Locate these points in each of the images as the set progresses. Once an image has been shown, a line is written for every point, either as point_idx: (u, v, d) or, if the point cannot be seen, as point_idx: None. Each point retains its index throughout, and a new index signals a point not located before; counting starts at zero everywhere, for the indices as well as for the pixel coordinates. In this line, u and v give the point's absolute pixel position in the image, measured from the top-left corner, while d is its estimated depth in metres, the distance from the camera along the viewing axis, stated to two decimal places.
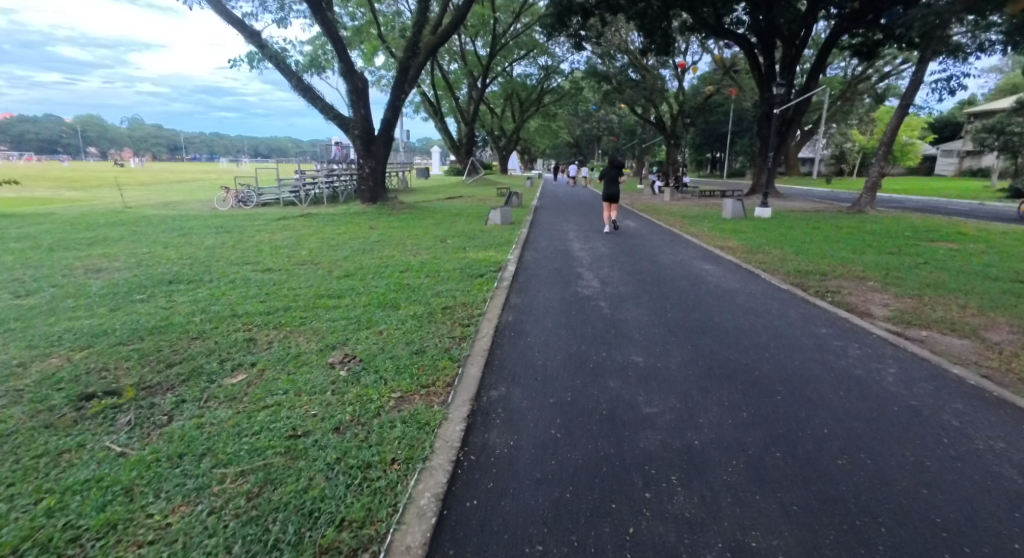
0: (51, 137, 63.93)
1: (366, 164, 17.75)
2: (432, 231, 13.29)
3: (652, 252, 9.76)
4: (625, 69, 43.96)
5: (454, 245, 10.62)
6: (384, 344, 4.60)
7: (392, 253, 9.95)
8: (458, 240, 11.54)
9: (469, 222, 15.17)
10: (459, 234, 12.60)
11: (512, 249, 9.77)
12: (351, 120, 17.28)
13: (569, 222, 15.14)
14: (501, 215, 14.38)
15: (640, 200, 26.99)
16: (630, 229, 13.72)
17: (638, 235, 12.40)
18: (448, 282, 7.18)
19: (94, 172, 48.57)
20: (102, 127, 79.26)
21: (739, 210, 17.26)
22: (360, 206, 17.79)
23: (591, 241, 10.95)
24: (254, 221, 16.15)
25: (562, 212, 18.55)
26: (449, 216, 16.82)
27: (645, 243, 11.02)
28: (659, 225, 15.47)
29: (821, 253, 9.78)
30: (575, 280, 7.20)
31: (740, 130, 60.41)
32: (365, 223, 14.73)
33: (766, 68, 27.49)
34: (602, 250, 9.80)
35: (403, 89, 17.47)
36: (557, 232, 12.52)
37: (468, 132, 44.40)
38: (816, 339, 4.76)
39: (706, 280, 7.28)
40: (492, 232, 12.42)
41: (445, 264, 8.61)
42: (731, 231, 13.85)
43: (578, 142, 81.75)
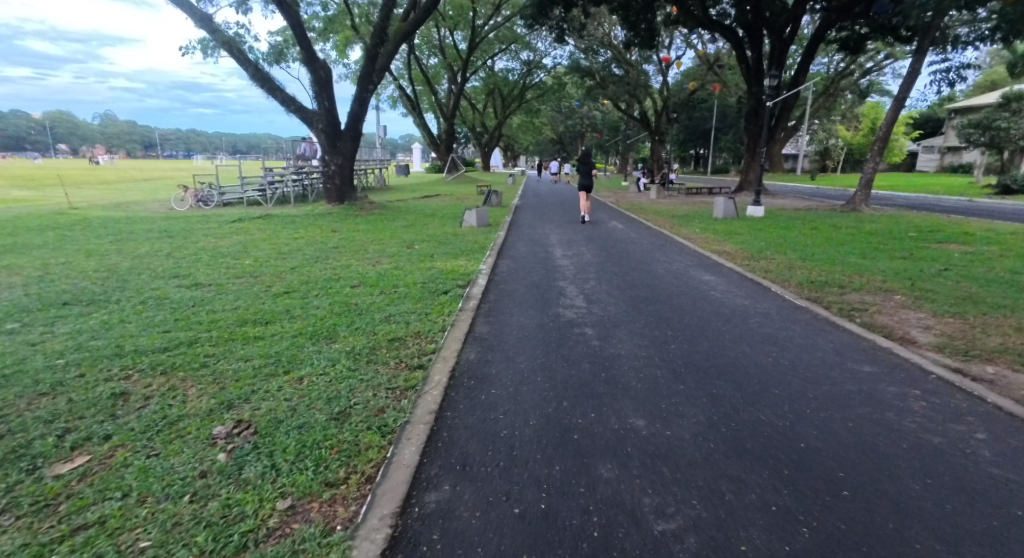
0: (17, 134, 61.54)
1: (331, 161, 16.41)
2: (402, 234, 12.11)
3: (643, 260, 8.68)
4: (608, 65, 43.01)
5: (421, 253, 9.43)
6: (296, 403, 3.41)
7: (349, 262, 8.75)
8: (427, 246, 10.38)
9: (443, 224, 14.01)
10: (430, 238, 11.43)
11: (485, 257, 8.60)
12: (315, 113, 15.93)
13: (552, 224, 14.03)
14: (478, 217, 13.24)
15: (626, 198, 26.06)
16: (617, 232, 12.68)
17: (626, 239, 11.36)
18: (405, 301, 6.00)
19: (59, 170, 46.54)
20: (73, 123, 76.67)
21: (731, 210, 16.39)
22: (326, 207, 16.47)
23: (575, 247, 9.86)
24: (208, 223, 14.78)
25: (544, 212, 17.47)
26: (423, 217, 15.64)
27: (635, 248, 9.96)
28: (648, 226, 14.47)
29: (829, 259, 8.82)
30: (555, 298, 6.08)
31: (724, 126, 59.97)
32: (329, 226, 13.48)
33: (754, 61, 26.50)
34: (587, 259, 8.70)
35: (371, 80, 16.19)
36: (538, 236, 11.37)
37: (448, 128, 43.01)
38: (861, 383, 3.70)
39: (708, 297, 6.23)
40: (466, 236, 11.27)
41: (406, 276, 7.43)
42: (725, 233, 12.92)
43: (561, 138, 80.75)
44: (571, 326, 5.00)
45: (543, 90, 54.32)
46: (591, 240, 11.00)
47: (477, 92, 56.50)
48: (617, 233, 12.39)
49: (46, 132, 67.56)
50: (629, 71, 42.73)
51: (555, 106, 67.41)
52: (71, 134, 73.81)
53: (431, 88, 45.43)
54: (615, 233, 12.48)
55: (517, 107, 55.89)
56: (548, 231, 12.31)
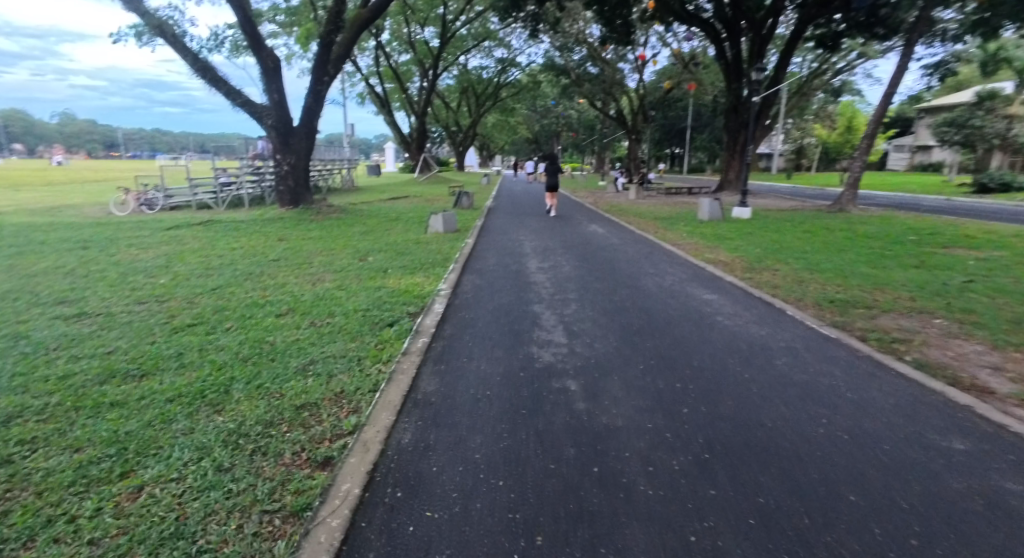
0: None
1: (283, 160, 14.89)
2: (359, 243, 10.76)
3: (630, 274, 7.54)
4: (583, 63, 42.10)
5: (375, 266, 8.14)
6: (105, 549, 2.09)
7: (286, 280, 7.38)
8: (382, 257, 9.06)
9: (407, 230, 12.69)
10: (388, 247, 10.12)
11: (447, 272, 7.33)
12: (264, 108, 14.41)
13: (526, 228, 12.81)
14: (444, 221, 11.96)
15: (604, 199, 25.07)
16: (596, 236, 11.56)
17: (608, 245, 10.23)
18: (338, 339, 4.70)
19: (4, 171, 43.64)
20: (27, 122, 72.76)
21: (716, 211, 15.46)
22: (277, 211, 14.95)
23: (552, 258, 8.66)
24: (141, 229, 13.18)
25: (519, 214, 16.26)
26: (387, 222, 14.30)
27: (619, 257, 8.85)
28: (630, 230, 13.42)
29: (837, 269, 7.83)
30: (528, 330, 4.86)
31: (699, 125, 59.76)
32: (277, 233, 12.04)
33: (732, 58, 25.75)
34: (566, 273, 7.51)
35: (327, 72, 14.75)
36: (510, 244, 10.16)
37: (419, 127, 41.46)
38: (967, 479, 2.55)
39: (713, 325, 5.11)
40: (428, 245, 10.02)
41: (347, 300, 6.11)
42: (714, 237, 11.93)
43: (537, 137, 79.78)
44: (549, 377, 3.78)
45: (518, 88, 53.18)
46: (569, 247, 9.83)
47: (450, 90, 55.01)
48: (597, 238, 11.27)
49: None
50: (605, 70, 41.92)
51: (531, 104, 66.30)
52: (27, 133, 69.40)
53: (401, 85, 43.78)
54: (595, 237, 11.38)
55: (492, 105, 54.61)
56: (523, 236, 11.17)
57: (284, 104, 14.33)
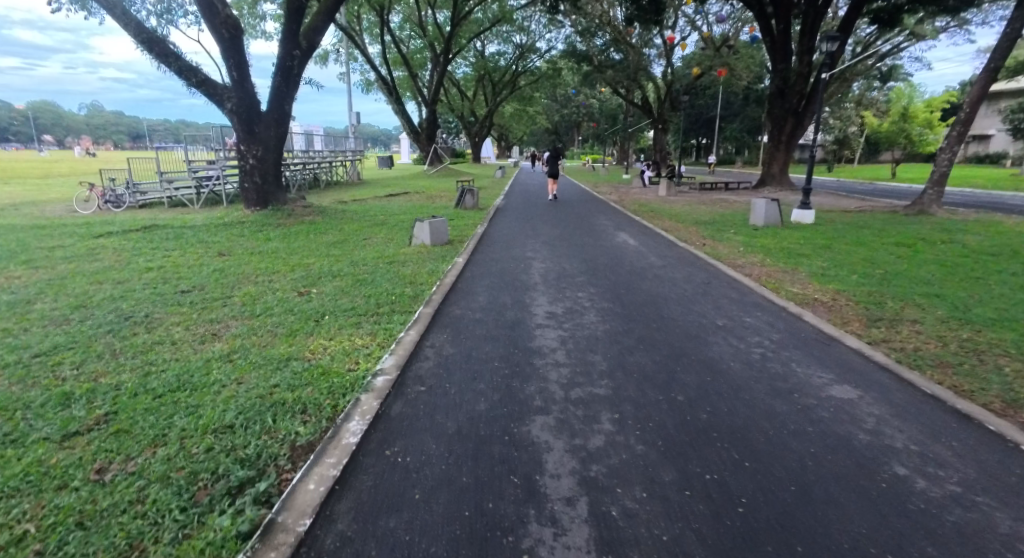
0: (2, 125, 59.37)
1: (249, 153, 12.50)
2: (316, 260, 8.32)
3: (687, 329, 4.90)
4: (606, 48, 39.22)
5: (311, 308, 5.64)
6: None
7: (165, 335, 4.90)
8: (333, 288, 6.56)
9: (390, 239, 10.25)
10: (351, 268, 7.63)
11: (405, 329, 4.78)
12: (224, 89, 12.00)
13: (537, 238, 10.23)
14: (432, 231, 9.43)
15: (630, 195, 22.28)
16: (626, 251, 8.92)
17: (646, 269, 7.59)
18: (89, 553, 2.11)
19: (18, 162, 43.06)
20: (57, 113, 72.82)
21: (773, 214, 12.68)
22: (242, 213, 12.62)
23: (566, 295, 6.08)
24: (72, 235, 10.93)
25: (531, 217, 13.75)
26: (370, 227, 11.88)
27: (667, 294, 6.21)
28: (669, 238, 10.75)
29: (1015, 322, 5.08)
30: (513, 528, 2.24)
31: (729, 114, 56.20)
32: (227, 243, 9.66)
33: (779, 34, 22.54)
34: (586, 329, 4.90)
35: (298, 44, 12.29)
36: (511, 266, 7.59)
37: (430, 116, 38.94)
38: None
39: (902, 500, 2.44)
40: (402, 267, 7.50)
41: (214, 395, 3.55)
42: (780, 253, 9.22)
43: (556, 126, 76.67)
44: None
45: (537, 76, 50.26)
46: (591, 274, 7.21)
47: (466, 77, 52.34)
48: (627, 254, 8.63)
49: (28, 123, 64.58)
50: (630, 55, 38.89)
51: (551, 93, 63.26)
52: (56, 125, 68.64)
53: (413, 71, 41.31)
54: (624, 253, 8.74)
55: (510, 94, 51.83)
56: (530, 253, 8.61)
57: (246, 84, 11.93)
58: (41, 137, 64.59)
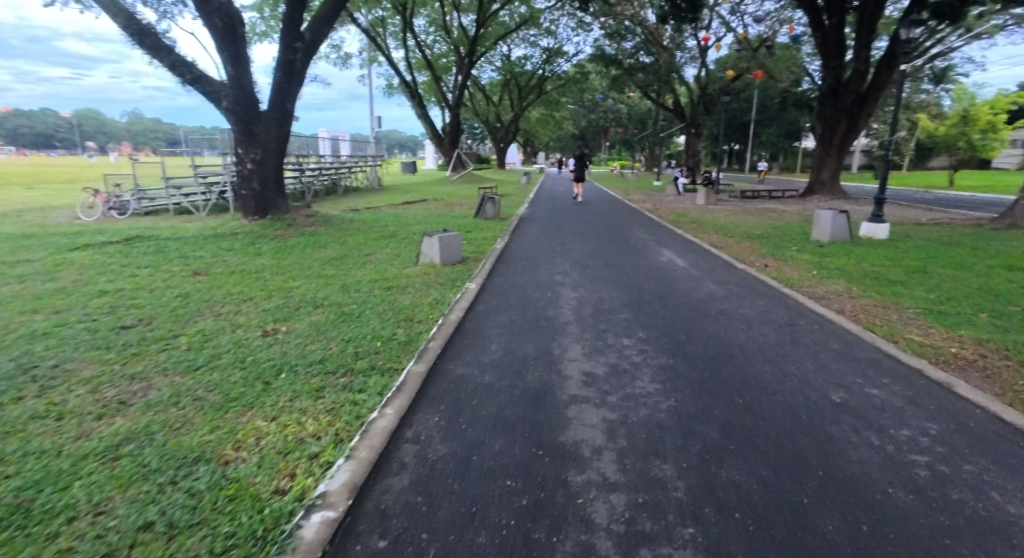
0: (47, 131, 61.23)
1: (247, 156, 11.39)
2: (302, 284, 7.01)
3: (790, 411, 3.32)
4: (636, 50, 37.63)
5: (269, 358, 4.26)
6: None
7: (54, 403, 3.53)
8: (310, 324, 5.20)
9: (396, 256, 8.92)
10: (339, 295, 6.30)
11: (382, 406, 3.30)
12: (220, 86, 10.95)
13: (565, 255, 8.76)
14: (442, 247, 8.07)
15: (666, 203, 20.60)
16: (674, 274, 7.36)
17: (707, 302, 6.01)
18: None
19: (55, 166, 43.73)
20: (97, 120, 74.78)
21: (842, 228, 10.89)
22: (239, 224, 11.48)
23: (606, 342, 4.58)
24: (52, 246, 9.92)
25: (558, 228, 12.30)
26: (377, 240, 10.60)
27: (744, 343, 4.63)
28: (722, 257, 9.17)
29: None
30: None
31: (765, 118, 53.80)
32: (211, 260, 8.47)
33: (831, 28, 20.61)
34: (642, 408, 3.35)
35: (300, 37, 11.20)
36: (535, 296, 6.10)
37: (454, 121, 37.91)
38: None
39: None
40: (400, 297, 6.08)
41: (39, 550, 2.12)
42: (865, 278, 7.54)
43: (583, 132, 75.00)
44: None
45: (564, 80, 48.85)
46: (636, 308, 5.69)
47: (491, 82, 51.24)
48: (676, 279, 7.08)
49: (71, 131, 66.50)
50: (660, 56, 37.20)
51: (577, 98, 61.77)
52: (98, 131, 69.17)
53: (437, 75, 40.42)
54: (671, 277, 7.19)
55: (536, 99, 50.54)
56: (557, 278, 7.12)
57: (243, 79, 10.83)
58: (82, 143, 66.47)
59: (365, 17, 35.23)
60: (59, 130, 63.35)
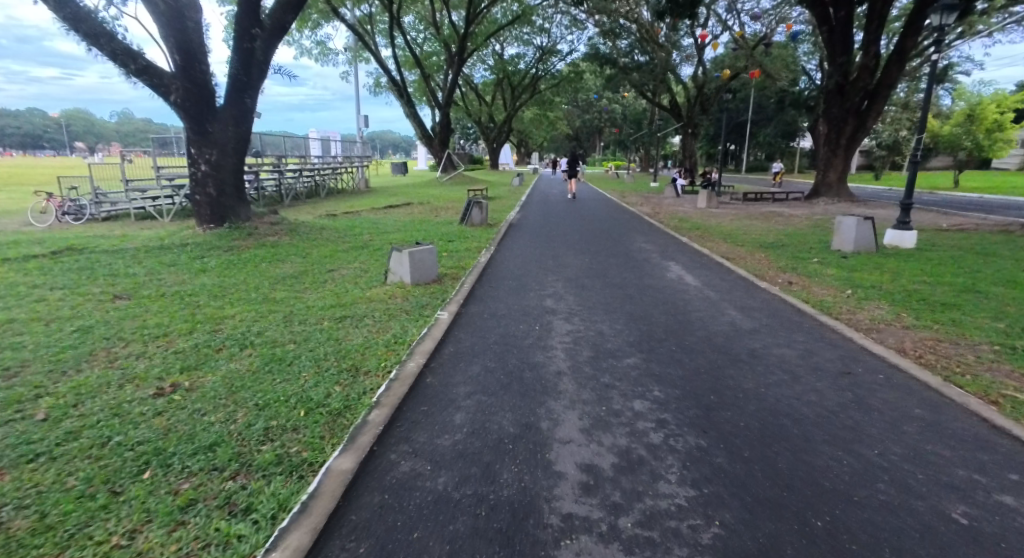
0: (33, 132, 59.74)
1: (201, 157, 10.13)
2: (238, 313, 5.78)
3: (904, 552, 2.14)
4: (632, 49, 36.57)
5: (143, 439, 3.04)
6: None
7: None
8: (225, 377, 3.98)
9: (363, 272, 7.73)
10: (278, 330, 5.09)
11: (266, 553, 2.09)
12: (168, 77, 9.69)
13: (558, 272, 7.59)
14: (414, 264, 6.89)
15: (666, 207, 19.51)
16: (685, 299, 6.20)
17: (734, 338, 4.83)
18: None
19: (32, 167, 42.15)
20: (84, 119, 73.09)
21: (866, 237, 9.77)
22: (193, 233, 10.21)
23: (610, 410, 3.39)
24: None
25: (552, 236, 11.14)
26: (346, 252, 9.41)
27: (794, 406, 3.46)
28: (739, 272, 8.01)
29: None
30: None
31: (761, 118, 52.95)
32: (143, 279, 7.25)
33: (838, 22, 19.60)
34: (673, 548, 2.16)
35: (259, 22, 9.98)
36: (520, 333, 4.90)
37: (444, 120, 36.68)
38: None
39: None
40: (350, 335, 4.85)
41: None
42: (911, 300, 6.42)
43: (577, 132, 73.88)
44: None
45: (558, 80, 47.70)
46: (645, 348, 4.52)
47: (484, 82, 50.01)
48: (688, 306, 5.93)
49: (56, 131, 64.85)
50: (656, 54, 36.13)
51: (571, 98, 60.63)
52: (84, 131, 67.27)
53: (427, 74, 39.17)
54: (682, 303, 6.04)
55: (530, 99, 49.34)
56: (548, 304, 5.93)
57: (193, 70, 9.58)
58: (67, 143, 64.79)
59: (351, 14, 33.94)
60: (44, 130, 61.70)
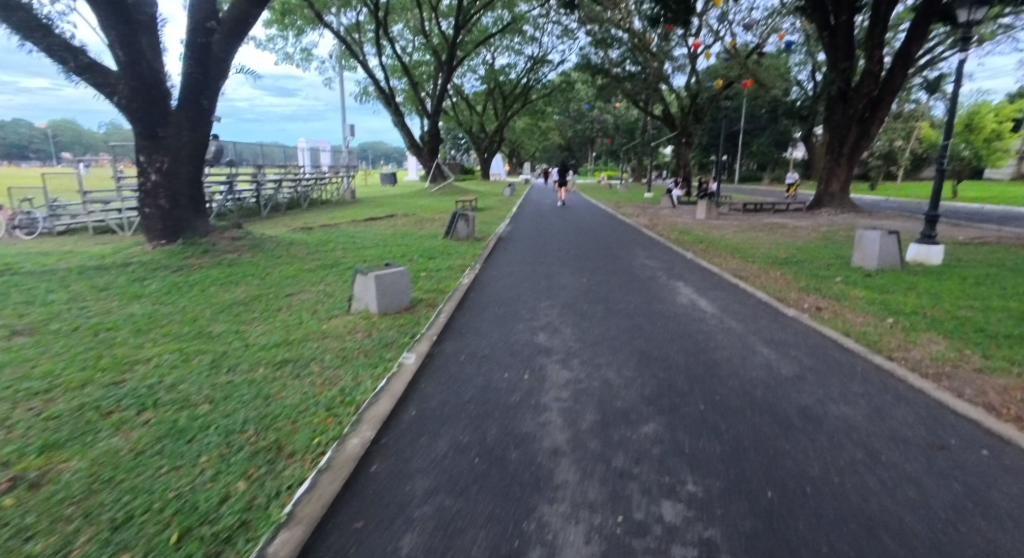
0: None
1: (151, 166, 9.04)
2: (156, 355, 4.68)
3: None
4: (624, 59, 36.02)
5: None
6: None
7: None
8: (91, 463, 2.86)
9: (325, 298, 6.68)
10: (196, 384, 3.99)
11: None
12: (112, 76, 8.61)
13: (552, 297, 6.58)
14: (381, 290, 5.82)
15: (663, 218, 18.61)
16: (702, 333, 5.19)
17: (776, 391, 3.80)
18: None
19: None
20: None
21: (892, 252, 8.83)
22: (140, 251, 9.08)
23: (628, 523, 2.33)
24: None
25: (544, 252, 10.16)
26: (313, 272, 8.37)
27: (896, 513, 2.41)
28: (758, 295, 7.04)
29: None
30: None
31: (754, 128, 52.62)
32: (60, 308, 6.13)
33: (839, 26, 19.09)
34: None
35: (216, 15, 9.00)
36: (503, 386, 3.85)
37: (433, 129, 35.79)
38: None
39: None
40: (284, 392, 3.76)
41: None
42: (968, 330, 5.44)
43: (569, 142, 73.41)
44: None
45: (549, 89, 47.10)
46: (665, 408, 3.48)
47: (475, 92, 49.35)
48: (708, 342, 4.92)
49: None
50: (648, 64, 35.54)
51: (563, 107, 60.15)
52: None
53: (415, 83, 38.34)
54: (700, 339, 5.03)
55: (521, 108, 48.71)
56: (539, 341, 4.89)
57: (139, 66, 8.50)
58: None
59: (337, 21, 33.10)
60: None
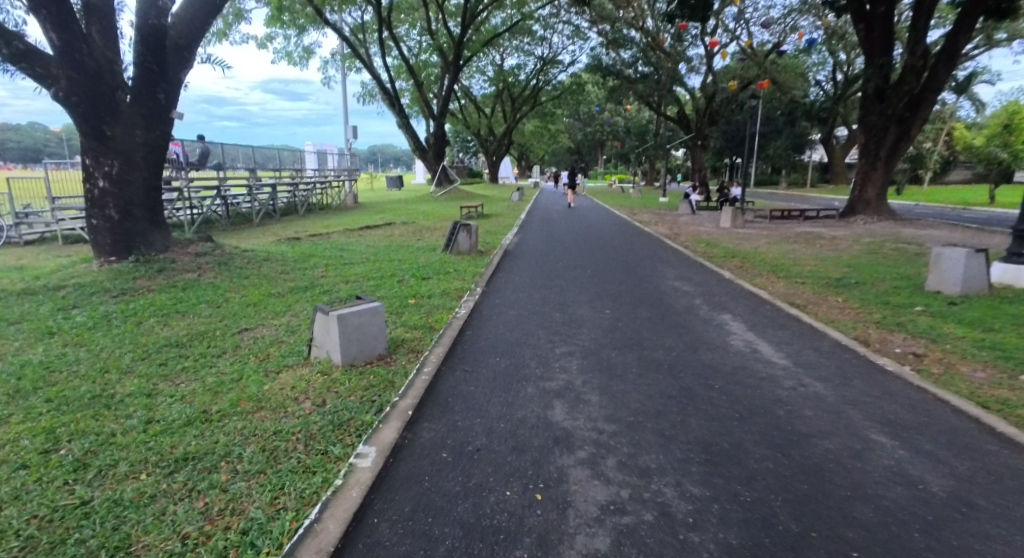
0: None
1: (97, 170, 7.75)
2: (9, 441, 3.24)
3: None
4: (636, 60, 34.57)
5: None
6: None
7: None
8: None
9: (283, 341, 5.30)
10: (27, 507, 2.55)
11: None
12: (45, 61, 7.28)
13: (568, 340, 5.15)
14: (345, 337, 4.44)
15: (684, 226, 17.13)
16: (781, 404, 3.75)
17: (949, 541, 2.32)
18: None
19: None
20: None
21: (978, 274, 7.32)
22: (85, 269, 7.75)
23: None
24: None
25: (556, 272, 8.73)
26: (282, 298, 7.02)
27: None
28: (829, 334, 5.53)
29: None
30: None
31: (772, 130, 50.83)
32: None
33: (878, 18, 17.55)
34: None
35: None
36: (501, 521, 2.43)
37: (438, 132, 34.52)
38: None
39: None
40: (151, 533, 2.34)
41: None
42: None
43: (579, 145, 71.97)
44: None
45: (559, 92, 45.77)
46: None
47: (484, 94, 48.09)
48: (795, 422, 3.48)
49: None
50: (661, 64, 34.04)
51: (573, 110, 58.72)
52: None
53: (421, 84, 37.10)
54: (782, 414, 3.59)
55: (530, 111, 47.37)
56: (554, 420, 3.47)
57: (79, 52, 7.21)
58: None
59: (340, 20, 31.98)
60: None
